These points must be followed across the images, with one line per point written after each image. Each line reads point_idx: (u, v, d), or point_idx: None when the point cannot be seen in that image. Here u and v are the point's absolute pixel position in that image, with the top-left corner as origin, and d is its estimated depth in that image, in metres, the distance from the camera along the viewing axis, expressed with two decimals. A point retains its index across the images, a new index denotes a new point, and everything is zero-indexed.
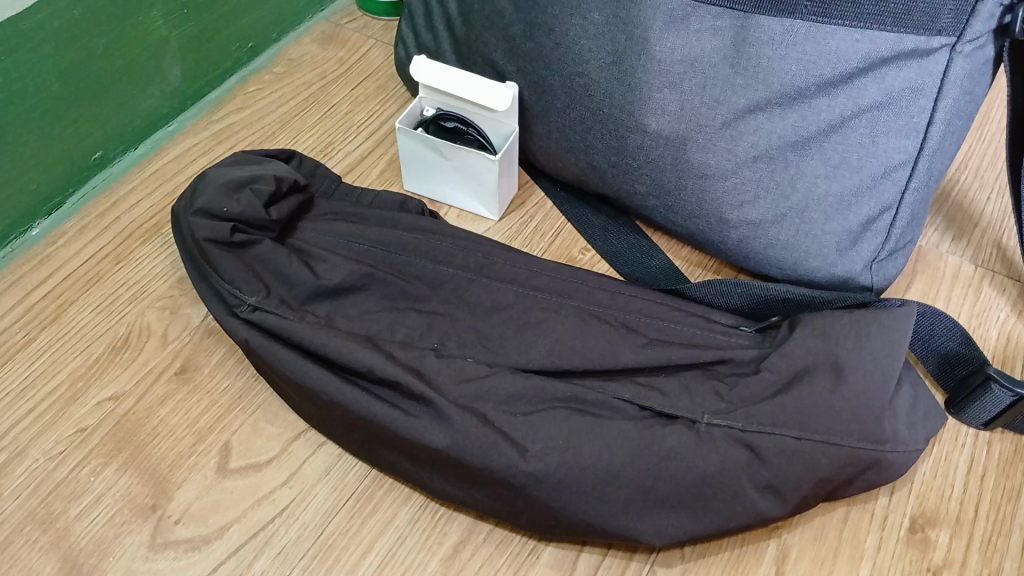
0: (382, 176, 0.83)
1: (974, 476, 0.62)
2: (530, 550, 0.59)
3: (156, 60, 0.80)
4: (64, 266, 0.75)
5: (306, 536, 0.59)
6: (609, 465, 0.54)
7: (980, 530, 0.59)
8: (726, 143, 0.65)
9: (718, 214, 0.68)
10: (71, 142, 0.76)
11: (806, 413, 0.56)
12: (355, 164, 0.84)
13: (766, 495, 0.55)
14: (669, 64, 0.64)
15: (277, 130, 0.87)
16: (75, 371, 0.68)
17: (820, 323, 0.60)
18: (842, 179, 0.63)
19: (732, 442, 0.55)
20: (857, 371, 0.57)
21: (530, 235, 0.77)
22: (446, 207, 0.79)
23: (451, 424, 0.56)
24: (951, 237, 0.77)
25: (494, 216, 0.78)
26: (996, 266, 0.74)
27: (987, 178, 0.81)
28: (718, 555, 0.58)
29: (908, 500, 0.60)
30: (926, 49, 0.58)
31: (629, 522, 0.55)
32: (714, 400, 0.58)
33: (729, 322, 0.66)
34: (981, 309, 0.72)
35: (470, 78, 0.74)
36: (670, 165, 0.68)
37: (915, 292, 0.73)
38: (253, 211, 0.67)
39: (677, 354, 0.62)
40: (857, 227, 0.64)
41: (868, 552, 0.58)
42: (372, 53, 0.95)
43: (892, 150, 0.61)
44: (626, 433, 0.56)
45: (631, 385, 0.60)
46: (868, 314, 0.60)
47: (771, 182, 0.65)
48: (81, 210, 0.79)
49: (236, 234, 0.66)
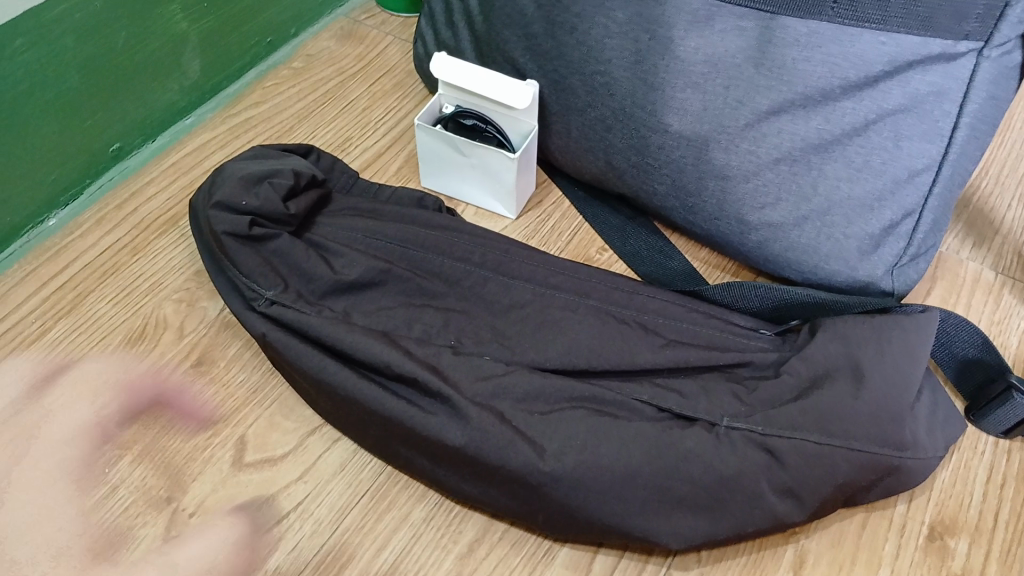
0: (399, 172, 0.82)
1: (994, 483, 0.61)
2: (545, 550, 0.59)
3: (176, 54, 0.80)
4: (81, 257, 0.75)
5: (320, 532, 0.59)
6: (627, 467, 0.54)
7: (999, 539, 0.58)
8: (748, 145, 0.64)
9: (738, 216, 0.67)
10: (89, 134, 0.76)
11: (826, 417, 0.56)
12: (372, 160, 0.83)
13: (785, 500, 0.55)
14: (692, 64, 0.64)
15: (294, 125, 0.87)
16: (92, 362, 0.68)
17: (841, 328, 0.60)
18: (865, 182, 0.63)
19: (752, 445, 0.55)
20: (878, 376, 0.57)
21: (548, 234, 0.77)
22: (463, 205, 0.79)
23: (468, 424, 0.56)
24: (971, 243, 0.76)
25: (512, 215, 0.78)
26: (1016, 273, 0.74)
27: (1008, 184, 0.81)
28: (735, 559, 0.58)
29: (926, 507, 0.60)
30: (953, 53, 0.58)
31: (648, 524, 0.54)
32: (733, 402, 0.58)
33: (748, 324, 0.65)
34: (1001, 316, 0.71)
35: (490, 75, 0.74)
36: (691, 166, 0.67)
37: (934, 297, 0.73)
38: (272, 205, 0.67)
39: (696, 356, 0.62)
40: (879, 231, 0.63)
41: (886, 559, 0.58)
42: (390, 50, 0.95)
43: (915, 154, 0.61)
44: (645, 433, 0.56)
45: (649, 386, 0.60)
46: (890, 319, 0.60)
47: (792, 185, 0.64)
48: (98, 201, 0.79)
49: (254, 227, 0.66)
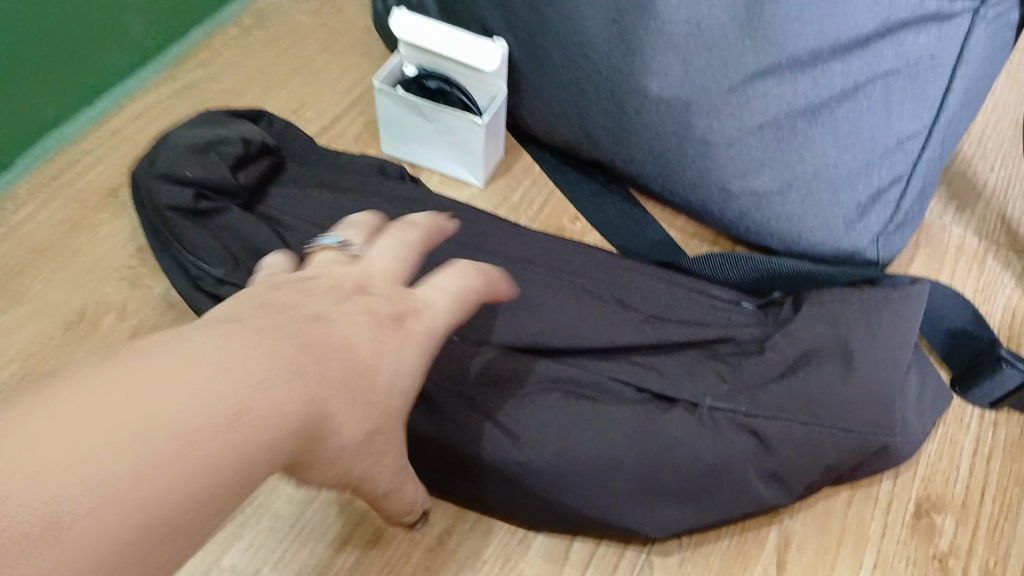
0: (359, 138, 0.77)
1: (980, 458, 0.59)
2: (520, 539, 0.56)
3: (115, 12, 0.74)
4: (14, 233, 0.69)
5: (280, 527, 0.55)
6: (609, 456, 0.51)
7: (986, 516, 0.57)
8: (732, 110, 0.61)
9: (719, 184, 0.64)
10: (21, 99, 0.70)
11: (814, 398, 0.53)
12: (330, 125, 0.78)
13: (770, 485, 0.53)
14: (673, 24, 0.59)
15: (246, 87, 0.81)
16: (28, 348, 0.63)
17: (828, 303, 0.57)
18: (853, 149, 0.60)
19: (737, 429, 0.53)
20: (866, 353, 0.54)
21: (518, 203, 0.73)
22: (428, 172, 0.75)
23: (439, 414, 0.53)
24: (954, 208, 0.74)
25: (479, 183, 0.73)
26: (1000, 238, 0.72)
27: (990, 147, 0.78)
28: (718, 544, 0.55)
29: (912, 484, 0.58)
30: (949, 14, 0.54)
31: (632, 515, 0.52)
32: (716, 382, 0.55)
33: (730, 298, 0.62)
34: (985, 283, 0.69)
35: (455, 34, 0.68)
36: (671, 131, 0.64)
37: (917, 265, 0.70)
38: (219, 176, 0.62)
39: (676, 333, 0.58)
40: (865, 199, 0.61)
41: (872, 539, 0.56)
42: (347, 6, 0.89)
43: (906, 120, 0.58)
44: (626, 418, 0.53)
45: (627, 365, 0.57)
46: (879, 292, 0.57)
47: (777, 151, 0.61)
48: (32, 172, 0.73)
49: (200, 200, 0.62)
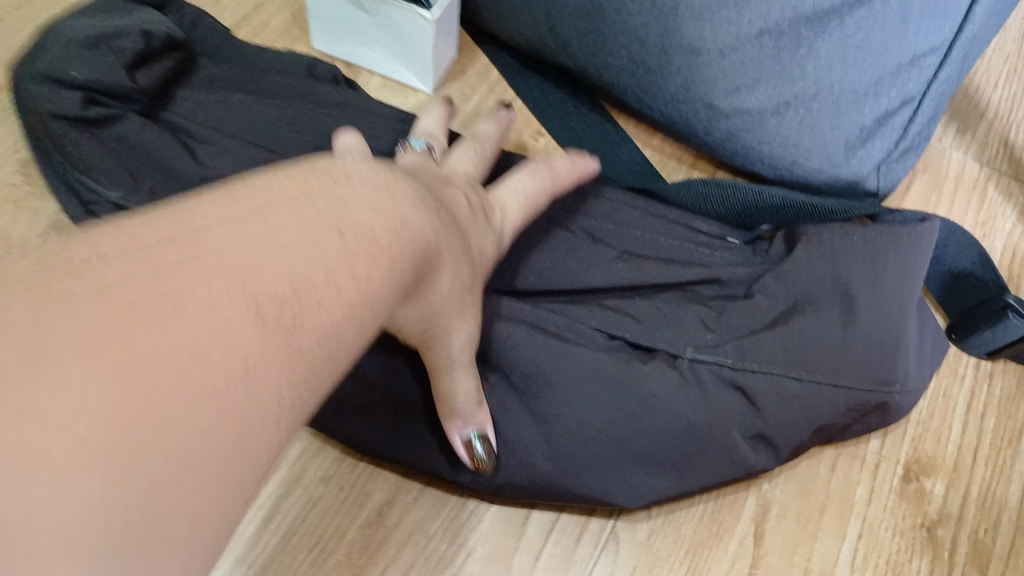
0: (286, 31, 0.66)
1: (974, 415, 0.55)
2: (471, 511, 0.49)
3: None
4: None
5: None
6: (578, 413, 0.45)
7: (978, 479, 0.52)
8: (728, 13, 0.51)
9: (707, 99, 0.56)
10: None
11: (809, 351, 0.47)
12: (251, 14, 0.66)
13: (756, 446, 0.47)
14: None
15: None
16: None
17: (827, 241, 0.50)
18: (863, 64, 0.51)
19: (721, 384, 0.46)
20: (870, 300, 0.48)
21: (472, 114, 0.63)
22: (367, 75, 0.64)
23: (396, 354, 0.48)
24: (954, 130, 0.67)
25: (428, 88, 0.63)
26: (1002, 166, 0.65)
27: (995, 60, 0.71)
28: (691, 512, 0.50)
29: (902, 444, 0.53)
30: None
31: (600, 482, 0.46)
32: (700, 329, 0.48)
33: (713, 231, 0.55)
34: (985, 217, 0.63)
35: None
36: (655, 35, 0.54)
37: (913, 195, 0.63)
38: (113, 77, 0.52)
39: (654, 272, 0.51)
40: (871, 122, 0.53)
41: (858, 506, 0.51)
42: None
43: (926, 33, 0.50)
44: (598, 365, 0.46)
45: (599, 309, 0.50)
46: (884, 228, 0.50)
47: (776, 65, 0.52)
48: None
49: (91, 106, 0.52)
